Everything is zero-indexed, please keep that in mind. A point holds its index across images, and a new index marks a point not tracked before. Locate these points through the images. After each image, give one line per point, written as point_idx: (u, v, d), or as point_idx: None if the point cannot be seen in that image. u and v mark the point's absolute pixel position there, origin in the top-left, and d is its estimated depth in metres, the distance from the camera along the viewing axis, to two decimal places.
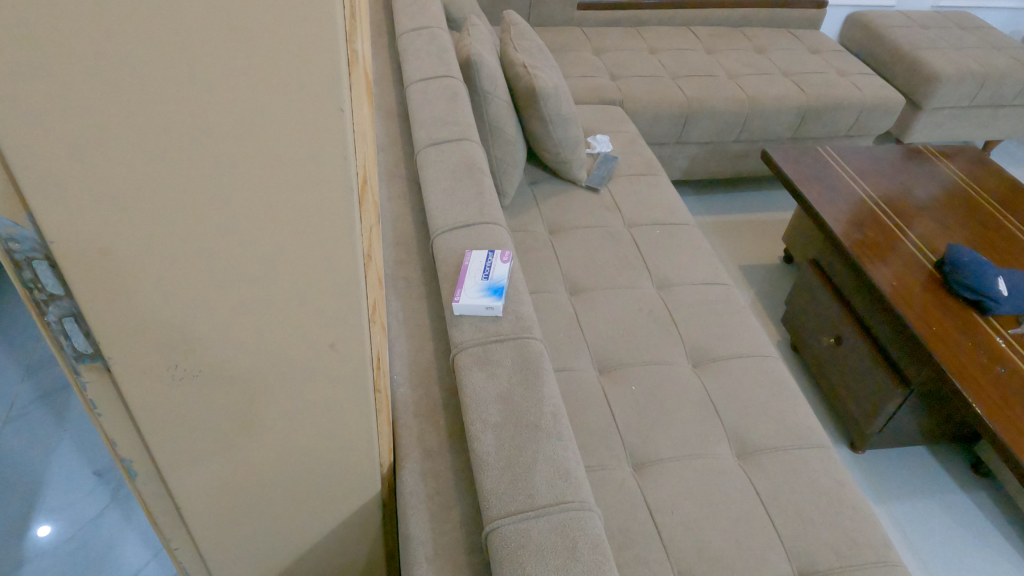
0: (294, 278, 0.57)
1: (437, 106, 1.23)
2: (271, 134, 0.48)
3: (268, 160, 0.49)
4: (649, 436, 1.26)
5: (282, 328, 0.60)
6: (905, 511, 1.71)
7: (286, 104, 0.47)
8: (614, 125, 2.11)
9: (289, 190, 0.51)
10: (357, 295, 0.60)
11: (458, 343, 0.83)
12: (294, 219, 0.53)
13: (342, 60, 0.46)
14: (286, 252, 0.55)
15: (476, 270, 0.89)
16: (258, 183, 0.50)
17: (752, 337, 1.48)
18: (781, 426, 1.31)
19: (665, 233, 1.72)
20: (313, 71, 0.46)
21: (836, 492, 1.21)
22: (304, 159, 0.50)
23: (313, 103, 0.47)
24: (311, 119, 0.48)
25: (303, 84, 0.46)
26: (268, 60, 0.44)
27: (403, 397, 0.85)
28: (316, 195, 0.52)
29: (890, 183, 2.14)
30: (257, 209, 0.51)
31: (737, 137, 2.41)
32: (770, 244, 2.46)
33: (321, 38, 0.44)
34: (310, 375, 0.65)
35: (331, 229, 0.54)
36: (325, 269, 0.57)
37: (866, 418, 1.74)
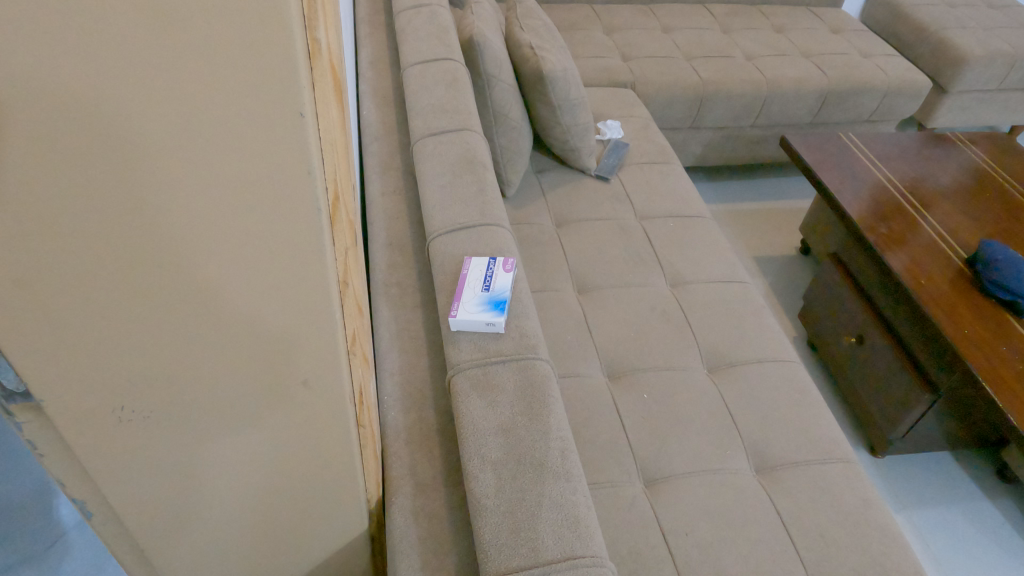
0: (256, 308, 0.48)
1: (435, 92, 1.13)
2: (216, 140, 0.38)
3: (215, 170, 0.40)
4: (662, 449, 1.17)
5: (246, 362, 0.51)
6: (926, 519, 1.63)
7: (234, 103, 0.37)
8: (625, 109, 2.01)
9: (243, 207, 0.42)
10: (334, 325, 0.51)
11: (455, 363, 0.74)
12: (253, 241, 0.44)
13: (301, 49, 0.37)
14: (245, 277, 0.46)
15: (475, 280, 0.80)
16: (205, 198, 0.41)
17: (772, 339, 1.39)
18: (803, 438, 1.22)
19: (678, 226, 1.62)
20: (265, 64, 0.36)
21: (863, 512, 1.13)
22: (260, 170, 0.40)
23: (267, 104, 0.38)
24: (267, 123, 0.38)
25: (253, 80, 0.37)
26: (205, 47, 0.35)
27: (394, 422, 0.77)
28: (276, 213, 0.43)
29: (915, 172, 2.03)
30: (207, 229, 0.42)
31: (753, 122, 2.30)
32: (786, 235, 2.36)
33: (273, 21, 0.35)
34: (282, 411, 0.56)
35: (297, 251, 0.45)
36: (294, 297, 0.48)
37: (889, 423, 1.65)
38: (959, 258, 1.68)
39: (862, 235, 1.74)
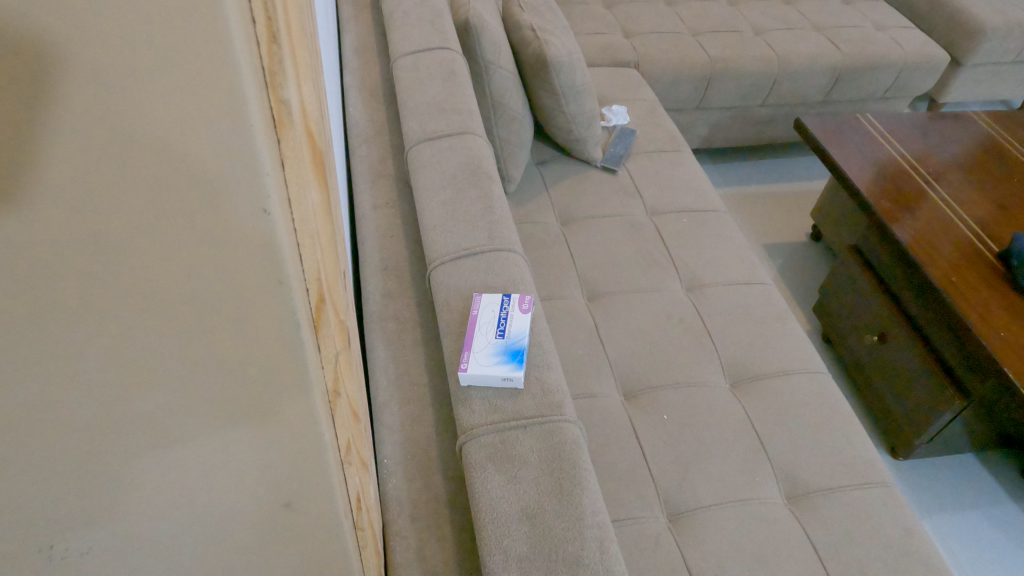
0: (221, 446, 0.34)
1: (431, 88, 1.01)
2: (150, 262, 0.26)
3: (154, 302, 0.27)
4: (687, 477, 1.08)
5: (218, 513, 0.39)
6: (952, 525, 1.56)
7: (173, 210, 0.24)
8: (630, 91, 1.87)
9: (199, 344, 0.29)
10: (328, 453, 0.39)
11: (469, 429, 0.63)
12: (218, 381, 0.31)
13: (271, 125, 0.24)
14: (209, 424, 0.33)
15: (488, 324, 0.70)
16: (144, 339, 0.28)
17: (798, 348, 1.29)
18: (836, 460, 1.13)
19: (693, 222, 1.51)
20: (218, 153, 0.24)
21: (905, 543, 1.04)
22: (219, 296, 0.28)
23: (227, 210, 0.25)
24: (227, 235, 0.26)
25: (201, 176, 0.24)
26: (120, 134, 0.22)
27: (396, 492, 0.66)
28: (248, 346, 0.30)
29: (937, 153, 1.91)
30: (149, 373, 0.29)
31: (763, 102, 2.18)
32: (796, 220, 2.25)
33: (222, 86, 0.22)
34: (261, 551, 0.43)
35: (276, 377, 0.32)
36: (274, 432, 0.35)
37: (914, 427, 1.57)
38: (988, 248, 1.58)
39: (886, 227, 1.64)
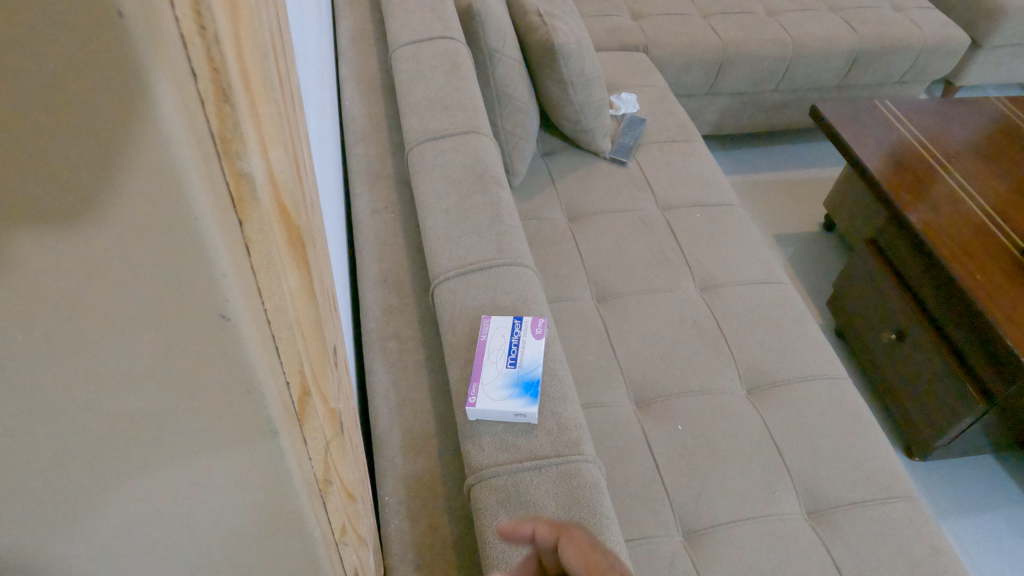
0: (189, 530, 0.30)
1: (431, 81, 0.97)
2: (95, 349, 0.22)
3: (90, 387, 0.23)
4: (703, 492, 1.02)
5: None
6: (971, 528, 1.51)
7: (99, 289, 0.21)
8: (639, 76, 1.80)
9: (148, 431, 0.25)
10: (316, 543, 0.34)
11: (480, 471, 0.64)
12: (173, 471, 0.27)
13: (216, 196, 0.20)
14: (166, 513, 0.29)
15: (497, 352, 0.71)
16: (82, 427, 0.24)
17: (817, 351, 1.24)
18: (858, 472, 1.08)
19: (705, 217, 1.44)
20: (144, 227, 0.19)
21: (932, 562, 0.99)
22: (166, 379, 0.24)
23: (163, 288, 0.21)
24: (171, 321, 0.22)
25: (128, 251, 0.20)
26: (24, 205, 0.18)
27: (397, 529, 0.72)
28: (212, 437, 0.26)
29: (959, 141, 1.83)
30: (92, 460, 0.26)
31: (776, 87, 2.10)
32: (809, 209, 2.18)
33: (145, 153, 0.18)
34: None
35: (248, 468, 0.28)
36: (246, 526, 0.31)
37: (933, 429, 1.52)
38: (1011, 239, 1.50)
39: (905, 220, 1.56)
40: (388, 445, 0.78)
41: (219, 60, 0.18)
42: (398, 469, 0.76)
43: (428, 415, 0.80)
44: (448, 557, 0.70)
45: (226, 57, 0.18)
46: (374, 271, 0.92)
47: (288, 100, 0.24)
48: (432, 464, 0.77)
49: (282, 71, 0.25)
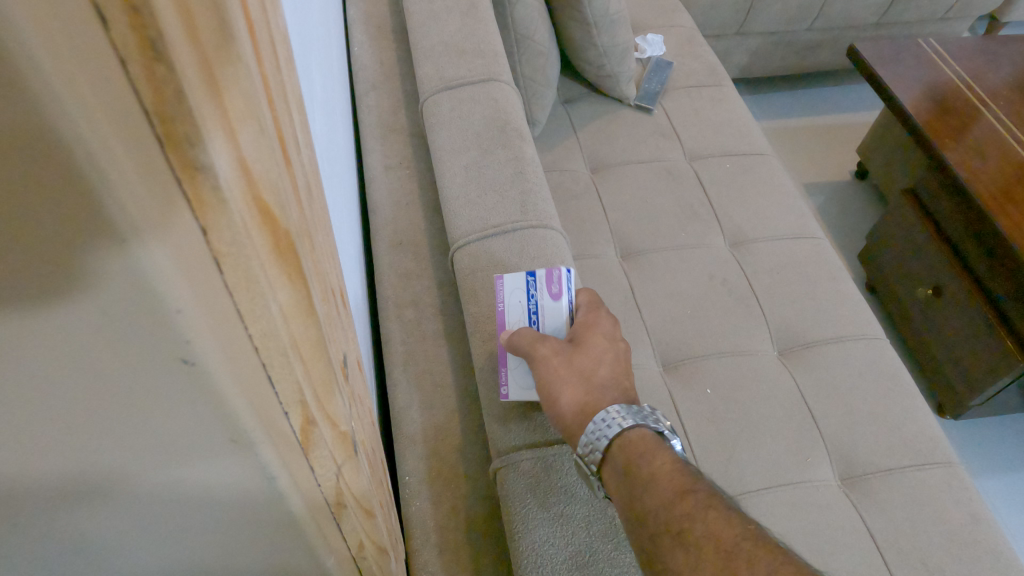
0: (191, 536, 0.29)
1: (447, 24, 0.90)
2: (60, 369, 0.20)
3: (35, 404, 0.20)
4: (733, 458, 0.98)
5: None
6: (1002, 488, 1.48)
7: (18, 294, 0.17)
8: (665, 16, 1.69)
9: (110, 440, 0.23)
10: (326, 548, 0.32)
11: (502, 454, 0.68)
12: (146, 479, 0.25)
13: (155, 179, 0.16)
14: (151, 517, 0.27)
15: (517, 326, 0.69)
16: (27, 446, 0.21)
17: (853, 310, 1.18)
18: (894, 437, 1.04)
19: (735, 167, 1.37)
20: (74, 220, 0.16)
21: (971, 531, 0.95)
22: (143, 393, 0.21)
23: (107, 288, 0.18)
24: (139, 335, 0.19)
25: (50, 248, 0.17)
26: None
27: (419, 509, 0.69)
28: (202, 448, 0.24)
29: (1008, 83, 1.70)
30: (59, 479, 0.23)
31: (810, 25, 1.97)
32: (841, 157, 2.09)
33: (39, 132, 0.14)
34: None
35: (242, 478, 0.26)
36: (233, 528, 0.28)
37: (969, 387, 1.46)
38: None
39: (945, 164, 1.47)
40: (407, 418, 0.74)
41: (148, 13, 0.14)
42: (417, 444, 0.73)
43: (448, 387, 0.77)
44: (471, 537, 0.68)
45: (158, 10, 0.14)
46: (389, 232, 0.88)
47: (271, 69, 0.20)
48: (453, 438, 0.74)
49: (272, 34, 0.20)
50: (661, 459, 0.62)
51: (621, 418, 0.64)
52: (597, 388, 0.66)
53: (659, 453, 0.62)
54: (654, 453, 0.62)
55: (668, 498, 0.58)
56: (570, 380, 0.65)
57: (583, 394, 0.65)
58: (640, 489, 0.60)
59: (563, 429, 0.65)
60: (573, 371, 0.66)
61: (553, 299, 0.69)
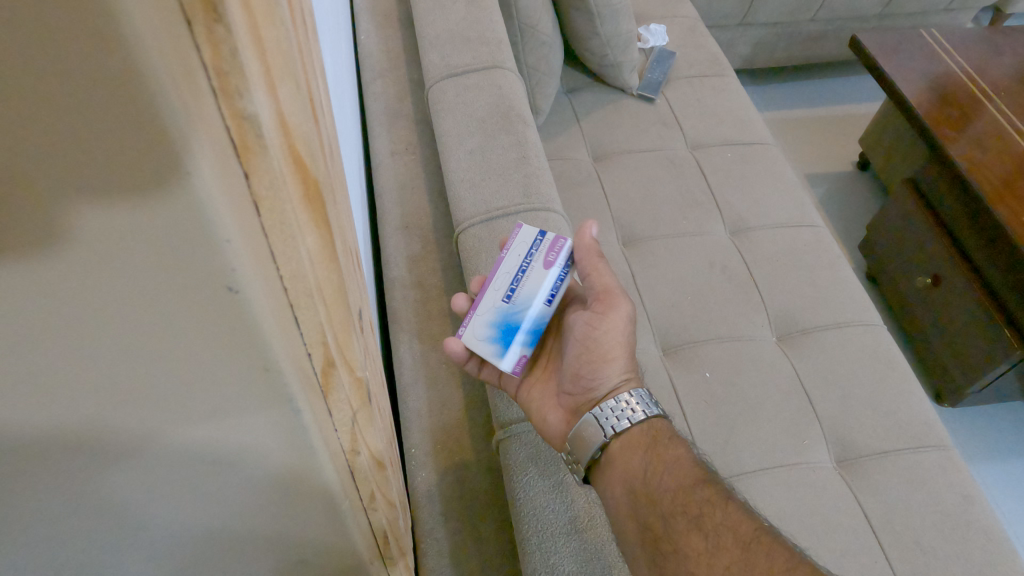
0: (219, 455, 0.33)
1: (452, 13, 0.92)
2: (131, 293, 0.24)
3: (108, 319, 0.24)
4: (731, 439, 1.00)
5: (198, 523, 0.37)
6: (999, 475, 1.49)
7: (104, 225, 0.22)
8: (669, 7, 1.70)
9: (163, 360, 0.27)
10: (336, 477, 0.36)
11: (507, 426, 0.73)
12: (190, 397, 0.29)
13: (218, 139, 0.20)
14: (193, 433, 0.31)
15: (501, 277, 0.67)
16: (97, 360, 0.26)
17: (851, 297, 1.20)
18: (890, 420, 1.06)
19: (737, 156, 1.38)
20: (153, 168, 0.20)
21: (963, 513, 0.97)
22: (192, 320, 0.25)
23: (171, 228, 0.22)
24: (191, 270, 0.23)
25: (129, 187, 0.21)
26: (50, 155, 0.19)
27: (424, 478, 0.72)
28: (238, 373, 0.28)
29: (1009, 73, 1.71)
30: (121, 386, 0.27)
31: (813, 16, 1.98)
32: (843, 148, 2.10)
33: (134, 95, 0.18)
34: (272, 541, 0.41)
35: (265, 403, 0.30)
36: (257, 452, 0.33)
37: (967, 374, 1.48)
38: None
39: (948, 158, 1.47)
40: (412, 394, 0.77)
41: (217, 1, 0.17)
42: (422, 418, 0.75)
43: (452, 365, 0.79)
44: (474, 507, 0.71)
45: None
46: (395, 216, 0.90)
47: (306, 38, 0.23)
48: (456, 414, 0.77)
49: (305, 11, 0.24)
50: (674, 450, 0.66)
51: (643, 409, 0.69)
52: (633, 375, 0.72)
53: (675, 445, 0.66)
54: (669, 444, 0.66)
55: (684, 484, 0.62)
56: (621, 356, 0.71)
57: (626, 373, 0.71)
58: (658, 470, 0.63)
59: (595, 392, 0.71)
60: (624, 351, 0.71)
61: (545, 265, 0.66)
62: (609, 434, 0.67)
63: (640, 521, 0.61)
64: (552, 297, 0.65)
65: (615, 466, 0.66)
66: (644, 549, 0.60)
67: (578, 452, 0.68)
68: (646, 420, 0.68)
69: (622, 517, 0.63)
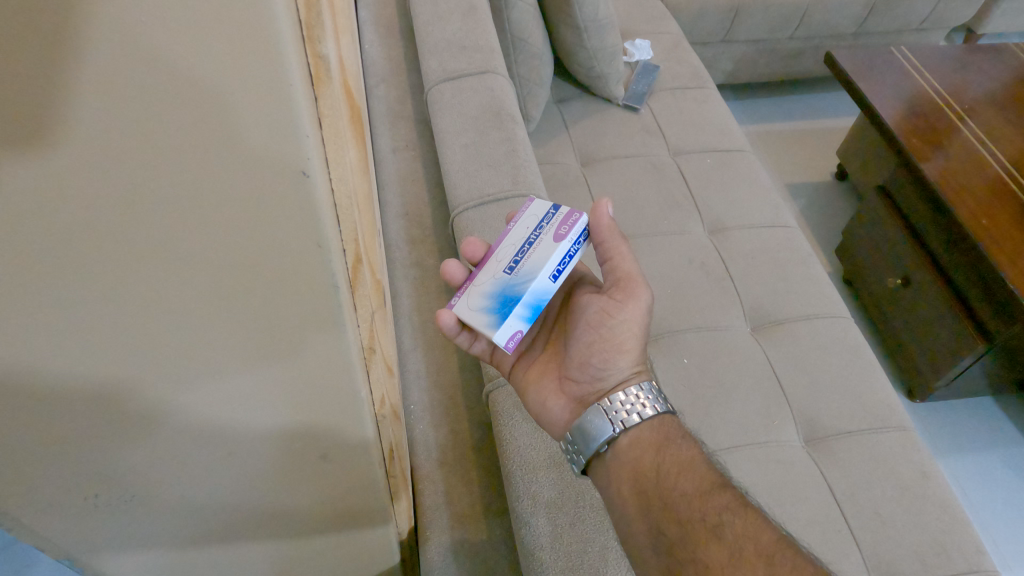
0: (274, 351, 0.43)
1: (448, 24, 1.01)
2: (235, 212, 0.34)
3: (216, 231, 0.34)
4: (707, 418, 1.08)
5: (237, 404, 0.47)
6: (968, 466, 1.57)
7: (227, 162, 0.32)
8: (654, 24, 1.80)
9: (248, 266, 0.37)
10: (357, 369, 0.47)
11: (493, 383, 0.82)
12: (261, 298, 0.39)
13: (309, 91, 0.31)
14: (258, 330, 0.41)
15: (507, 250, 0.71)
16: (202, 265, 0.36)
17: (819, 292, 1.28)
18: (854, 403, 1.14)
19: (716, 162, 1.47)
20: (269, 119, 0.30)
21: (921, 487, 1.05)
22: (273, 235, 0.35)
23: (274, 161, 0.32)
24: (279, 193, 0.33)
25: (249, 135, 0.31)
26: (206, 110, 0.29)
27: (422, 432, 0.81)
28: (299, 278, 0.38)
29: (972, 89, 1.83)
30: (216, 287, 0.37)
31: (792, 34, 2.09)
32: (822, 159, 2.19)
33: (267, 67, 0.28)
34: (302, 432, 0.52)
35: (317, 303, 0.40)
36: (296, 344, 0.43)
37: (935, 369, 1.56)
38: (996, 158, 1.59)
39: (923, 175, 1.54)
40: (412, 360, 0.86)
41: None
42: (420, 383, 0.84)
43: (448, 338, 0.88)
44: (466, 459, 0.80)
45: None
46: (396, 206, 0.98)
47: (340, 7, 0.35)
48: (450, 380, 0.86)
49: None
50: (684, 450, 0.67)
51: (651, 404, 0.71)
52: (643, 368, 0.74)
53: (683, 445, 0.68)
54: (679, 445, 0.68)
55: (698, 488, 0.63)
56: (632, 348, 0.73)
57: (635, 366, 0.73)
58: (671, 470, 0.65)
59: (603, 381, 0.73)
60: (635, 343, 0.73)
61: (552, 236, 0.68)
62: (619, 428, 0.69)
63: (654, 522, 0.62)
64: (557, 272, 0.66)
65: (623, 460, 0.68)
66: (656, 551, 0.61)
67: (582, 442, 0.70)
68: (656, 417, 0.70)
69: (630, 515, 0.64)
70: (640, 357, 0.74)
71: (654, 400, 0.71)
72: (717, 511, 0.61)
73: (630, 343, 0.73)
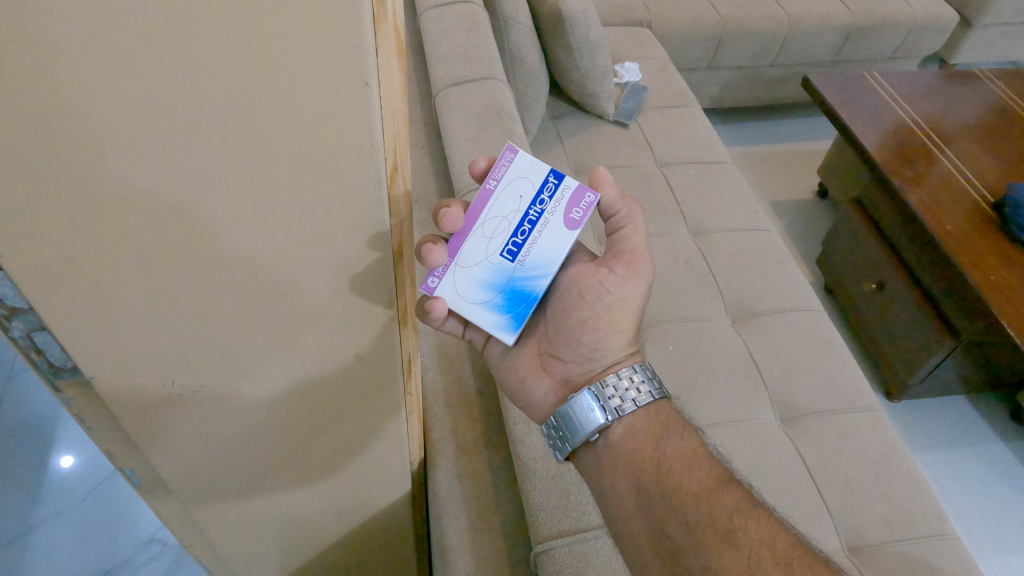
0: (327, 265, 0.52)
1: (454, 38, 1.12)
2: (312, 139, 0.43)
3: (295, 155, 0.43)
4: (690, 399, 1.17)
5: (296, 315, 0.56)
6: (943, 461, 1.65)
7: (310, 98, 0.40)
8: (643, 50, 1.94)
9: (315, 186, 0.46)
10: (390, 284, 0.56)
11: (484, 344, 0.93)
12: (322, 214, 0.48)
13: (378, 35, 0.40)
14: (316, 244, 0.50)
15: (497, 227, 0.73)
16: (280, 185, 0.45)
17: (796, 288, 1.38)
18: (826, 386, 1.23)
19: (699, 172, 1.59)
20: (346, 60, 0.39)
21: (888, 460, 1.14)
22: (339, 158, 0.44)
23: (346, 96, 0.41)
24: (348, 122, 0.42)
25: (329, 73, 0.39)
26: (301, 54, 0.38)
27: (431, 387, 0.93)
28: (355, 195, 0.47)
29: (939, 111, 1.97)
30: (288, 205, 0.46)
31: (772, 61, 2.23)
32: (803, 178, 2.32)
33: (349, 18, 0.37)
34: (338, 349, 0.61)
35: (365, 218, 0.49)
36: (349, 250, 0.52)
37: (909, 368, 1.65)
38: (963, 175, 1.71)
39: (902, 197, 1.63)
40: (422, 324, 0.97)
41: None
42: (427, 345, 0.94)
43: None
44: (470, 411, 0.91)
45: None
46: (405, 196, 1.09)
47: None
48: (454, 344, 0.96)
49: None
50: (687, 443, 0.73)
51: (648, 391, 0.77)
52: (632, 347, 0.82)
53: (685, 438, 0.73)
54: (679, 440, 0.73)
55: (704, 490, 0.68)
56: (624, 328, 0.80)
57: (626, 344, 0.81)
58: (672, 463, 0.70)
59: (597, 359, 0.80)
60: (628, 321, 0.80)
61: (565, 222, 0.73)
62: (611, 416, 0.74)
63: (655, 524, 0.67)
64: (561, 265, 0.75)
65: (621, 453, 0.73)
66: (659, 552, 0.66)
67: (574, 431, 0.75)
68: (652, 403, 0.76)
69: (631, 496, 0.70)
70: (630, 334, 0.81)
71: (646, 382, 0.77)
72: (727, 514, 0.65)
73: (622, 322, 0.80)
